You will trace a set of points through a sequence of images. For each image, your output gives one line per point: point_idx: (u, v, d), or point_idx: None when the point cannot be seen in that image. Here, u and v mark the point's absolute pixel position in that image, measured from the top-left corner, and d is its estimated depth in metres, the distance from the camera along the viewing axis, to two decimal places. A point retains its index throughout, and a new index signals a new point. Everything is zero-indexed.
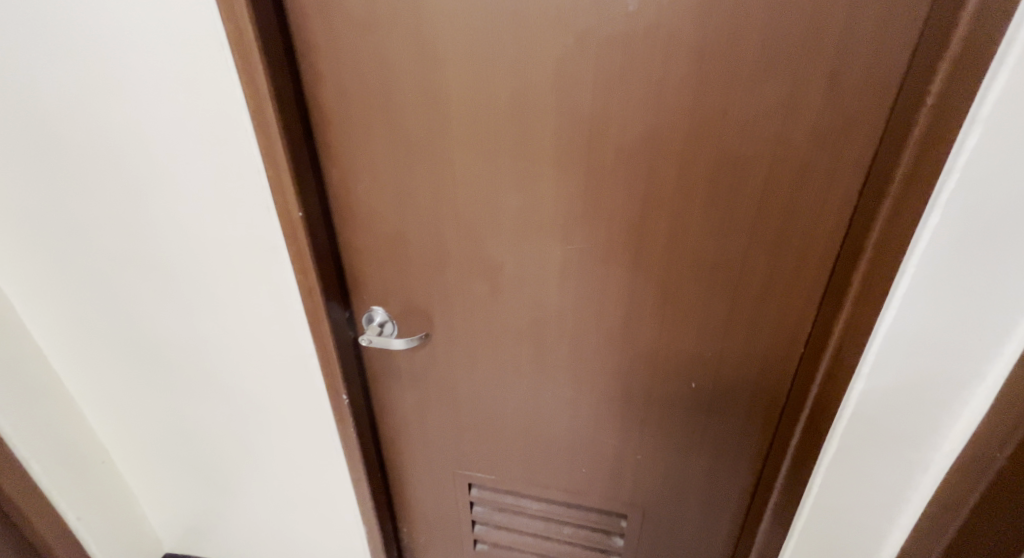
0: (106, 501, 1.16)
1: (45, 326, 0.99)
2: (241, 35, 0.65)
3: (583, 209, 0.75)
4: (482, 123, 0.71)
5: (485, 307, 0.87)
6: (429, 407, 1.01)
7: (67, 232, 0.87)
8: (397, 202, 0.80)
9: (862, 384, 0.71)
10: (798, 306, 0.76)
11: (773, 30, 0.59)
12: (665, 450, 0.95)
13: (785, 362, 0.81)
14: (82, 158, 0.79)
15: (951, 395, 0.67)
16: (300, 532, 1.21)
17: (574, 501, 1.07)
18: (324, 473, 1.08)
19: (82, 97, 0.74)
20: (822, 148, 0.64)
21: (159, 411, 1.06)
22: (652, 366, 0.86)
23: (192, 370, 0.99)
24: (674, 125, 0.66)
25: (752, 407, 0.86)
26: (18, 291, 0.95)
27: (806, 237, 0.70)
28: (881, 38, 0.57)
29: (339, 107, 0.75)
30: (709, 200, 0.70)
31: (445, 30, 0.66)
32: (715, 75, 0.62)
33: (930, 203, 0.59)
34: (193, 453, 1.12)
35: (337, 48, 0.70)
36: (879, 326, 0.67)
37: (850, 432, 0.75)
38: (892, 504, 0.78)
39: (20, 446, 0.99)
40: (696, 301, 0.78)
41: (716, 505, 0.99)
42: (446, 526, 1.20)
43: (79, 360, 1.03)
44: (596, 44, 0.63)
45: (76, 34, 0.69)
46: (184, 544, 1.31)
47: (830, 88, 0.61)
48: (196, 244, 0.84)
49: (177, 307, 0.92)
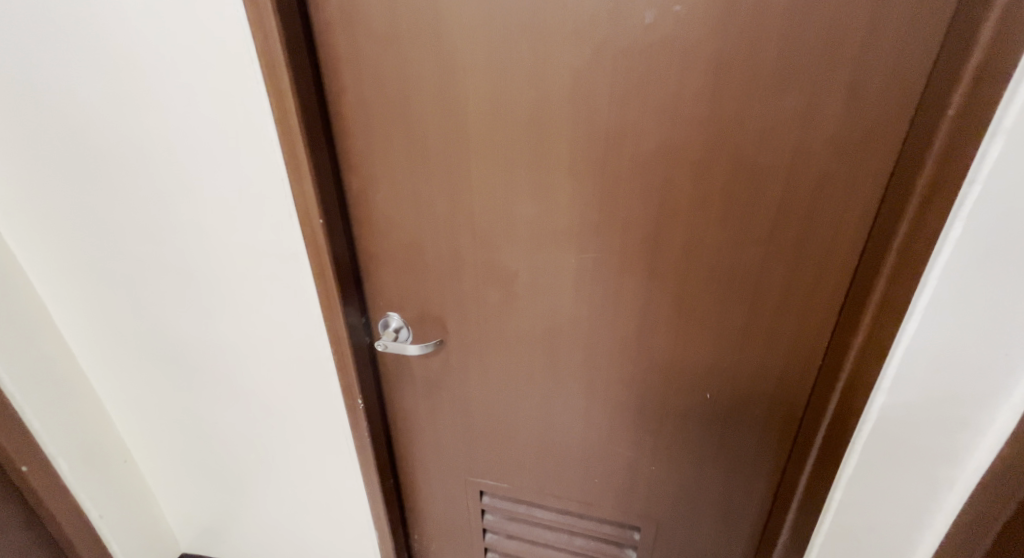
0: (126, 499, 1.18)
1: (74, 325, 1.03)
2: (270, 47, 0.67)
3: (599, 217, 0.75)
4: (499, 133, 0.72)
5: (499, 314, 0.87)
6: (442, 415, 1.02)
7: (97, 237, 0.90)
8: (413, 209, 0.82)
9: (882, 398, 0.69)
10: (817, 318, 0.74)
11: (791, 42, 0.59)
12: (679, 462, 0.93)
13: (804, 375, 0.79)
14: (116, 165, 0.82)
15: (976, 410, 0.64)
16: (312, 536, 1.22)
17: (586, 512, 1.06)
18: (337, 476, 1.09)
19: (117, 108, 0.77)
20: (842, 158, 0.63)
21: (179, 411, 1.09)
22: (666, 374, 0.85)
23: (211, 373, 1.01)
24: (691, 135, 0.66)
25: (769, 420, 0.84)
26: (52, 291, 0.99)
27: (826, 249, 0.69)
28: (901, 51, 0.57)
29: (360, 117, 0.77)
30: (725, 210, 0.70)
31: (464, 43, 0.67)
32: (731, 89, 0.63)
33: (951, 214, 0.58)
34: (210, 454, 1.13)
35: (359, 59, 0.72)
36: (900, 338, 0.66)
37: (872, 446, 0.72)
38: (915, 521, 0.75)
39: (48, 443, 1.02)
40: (712, 310, 0.78)
41: (732, 520, 0.97)
42: (458, 534, 1.19)
43: (105, 361, 1.06)
44: (614, 57, 0.64)
45: (112, 48, 0.72)
46: (200, 545, 1.33)
47: (849, 102, 0.60)
48: (218, 250, 0.86)
49: (197, 309, 0.94)
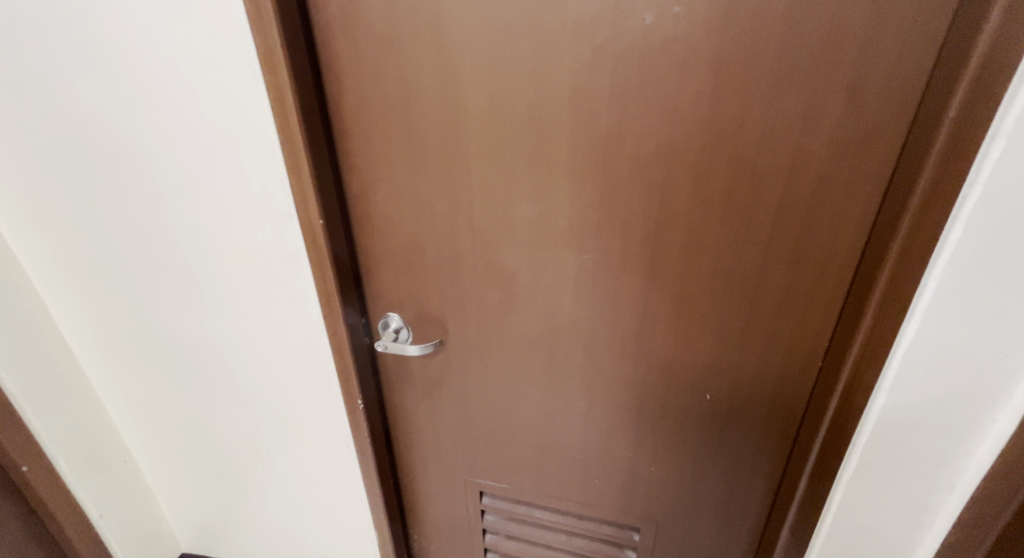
0: (126, 499, 1.18)
1: (75, 325, 1.03)
2: (270, 48, 0.67)
3: (599, 218, 0.75)
4: (499, 133, 0.72)
5: (498, 315, 0.87)
6: (442, 415, 1.02)
7: (97, 237, 0.90)
8: (413, 210, 0.82)
9: (883, 399, 0.69)
10: (818, 319, 0.74)
11: (792, 43, 0.59)
12: (679, 463, 0.93)
13: (804, 376, 0.79)
14: (117, 165, 0.82)
15: (977, 411, 0.64)
16: (312, 536, 1.22)
17: (586, 513, 1.06)
18: (337, 476, 1.09)
19: (118, 108, 0.77)
20: (842, 159, 0.63)
21: (179, 411, 1.09)
22: (666, 375, 0.85)
23: (212, 373, 1.01)
24: (691, 136, 0.66)
25: (770, 421, 0.84)
26: (52, 291, 0.99)
27: (826, 249, 0.69)
28: (902, 53, 0.57)
29: (360, 118, 0.77)
30: (725, 210, 0.70)
31: (464, 43, 0.67)
32: (731, 90, 0.62)
33: (952, 215, 0.58)
34: (211, 454, 1.13)
35: (359, 60, 0.72)
36: (901, 339, 0.66)
37: (872, 447, 0.72)
38: (915, 523, 0.75)
39: (48, 442, 1.02)
40: (712, 311, 0.77)
41: (732, 521, 0.97)
42: (457, 534, 1.19)
43: (106, 361, 1.06)
44: (614, 58, 0.64)
45: (113, 49, 0.72)
46: (200, 545, 1.33)
47: (849, 103, 0.60)
48: (218, 250, 0.86)
49: (198, 309, 0.94)
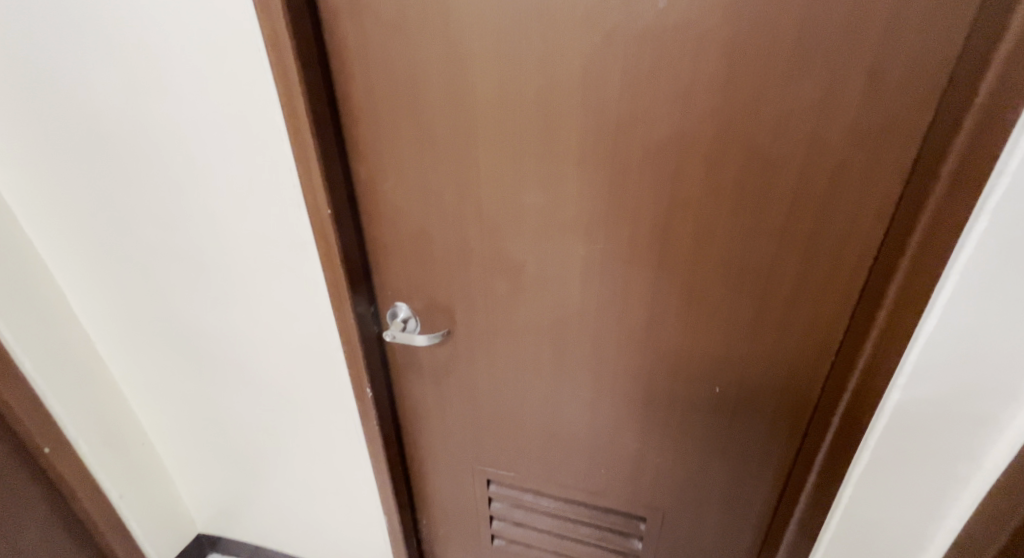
0: (143, 480, 1.22)
1: (91, 310, 1.05)
2: (277, 36, 0.66)
3: (607, 207, 0.74)
4: (507, 121, 0.71)
5: (506, 304, 0.87)
6: (450, 403, 1.02)
7: (111, 224, 0.92)
8: (421, 199, 0.81)
9: (897, 395, 0.68)
10: (830, 311, 0.73)
11: (810, 27, 0.56)
12: (686, 454, 0.93)
13: (813, 369, 0.78)
14: (128, 154, 0.83)
15: (995, 410, 0.62)
16: (323, 518, 1.25)
17: (592, 501, 1.06)
18: (346, 461, 1.10)
19: (127, 97, 0.77)
20: (861, 150, 0.61)
21: (194, 395, 1.11)
22: (675, 366, 0.85)
23: (224, 358, 1.03)
24: (703, 125, 0.64)
25: (779, 414, 0.83)
26: (69, 277, 1.01)
27: (840, 242, 0.67)
28: (927, 39, 0.54)
29: (367, 106, 0.76)
30: (737, 202, 0.68)
31: (472, 30, 0.66)
32: (746, 77, 0.60)
33: (977, 207, 0.56)
34: (224, 437, 1.16)
35: (366, 47, 0.71)
36: (919, 333, 0.64)
37: (885, 443, 0.72)
38: (927, 520, 0.74)
39: (69, 424, 1.05)
40: (722, 302, 0.76)
41: (739, 512, 0.97)
42: (465, 520, 1.21)
43: (122, 345, 1.08)
44: (624, 44, 0.62)
45: (121, 38, 0.72)
46: (216, 525, 1.37)
47: (869, 91, 0.58)
48: (228, 238, 0.87)
49: (209, 297, 0.95)
